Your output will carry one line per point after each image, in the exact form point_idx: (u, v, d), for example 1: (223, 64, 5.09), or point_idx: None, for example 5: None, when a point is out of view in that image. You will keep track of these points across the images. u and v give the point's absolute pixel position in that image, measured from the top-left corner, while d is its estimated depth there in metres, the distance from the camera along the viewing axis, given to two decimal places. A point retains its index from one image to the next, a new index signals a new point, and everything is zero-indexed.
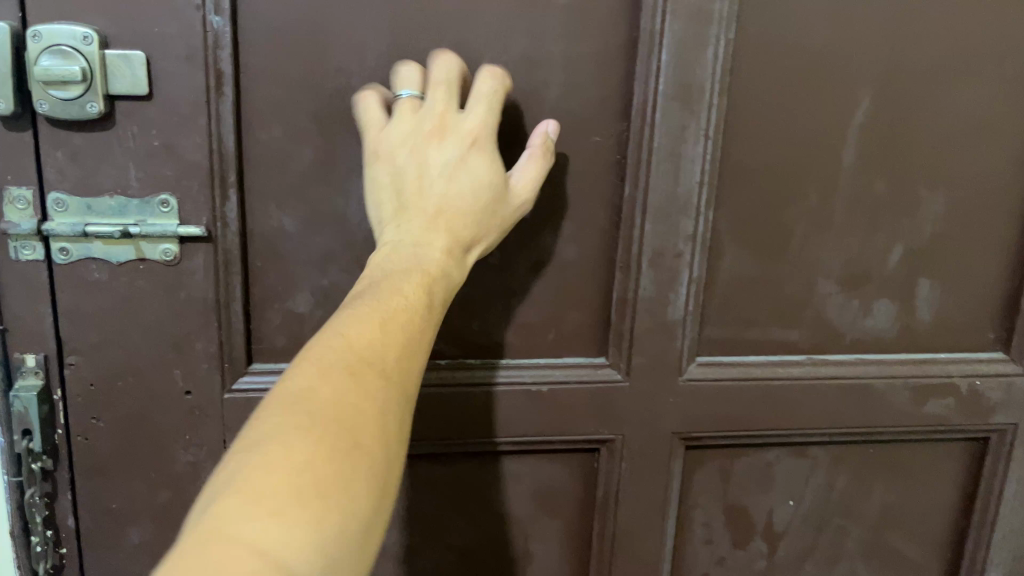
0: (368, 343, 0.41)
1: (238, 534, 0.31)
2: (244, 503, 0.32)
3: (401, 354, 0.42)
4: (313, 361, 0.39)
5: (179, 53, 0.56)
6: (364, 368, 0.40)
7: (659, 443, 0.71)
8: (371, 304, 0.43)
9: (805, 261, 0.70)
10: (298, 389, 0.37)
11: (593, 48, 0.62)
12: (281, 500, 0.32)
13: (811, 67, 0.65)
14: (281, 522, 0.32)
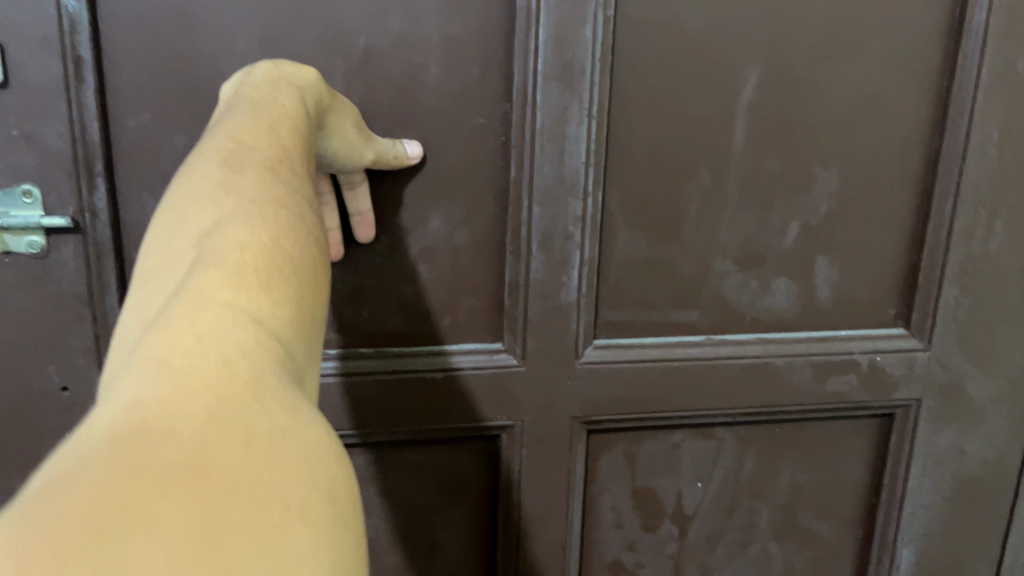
0: (267, 135, 0.35)
1: (230, 329, 0.24)
2: (190, 364, 0.22)
3: (280, 173, 0.33)
4: (215, 157, 0.32)
5: (33, 38, 0.55)
6: (276, 163, 0.33)
7: (560, 428, 0.70)
8: (246, 111, 0.37)
9: (698, 240, 0.69)
10: (212, 185, 0.30)
11: (470, 29, 0.62)
12: (253, 278, 0.26)
13: (694, 45, 0.64)
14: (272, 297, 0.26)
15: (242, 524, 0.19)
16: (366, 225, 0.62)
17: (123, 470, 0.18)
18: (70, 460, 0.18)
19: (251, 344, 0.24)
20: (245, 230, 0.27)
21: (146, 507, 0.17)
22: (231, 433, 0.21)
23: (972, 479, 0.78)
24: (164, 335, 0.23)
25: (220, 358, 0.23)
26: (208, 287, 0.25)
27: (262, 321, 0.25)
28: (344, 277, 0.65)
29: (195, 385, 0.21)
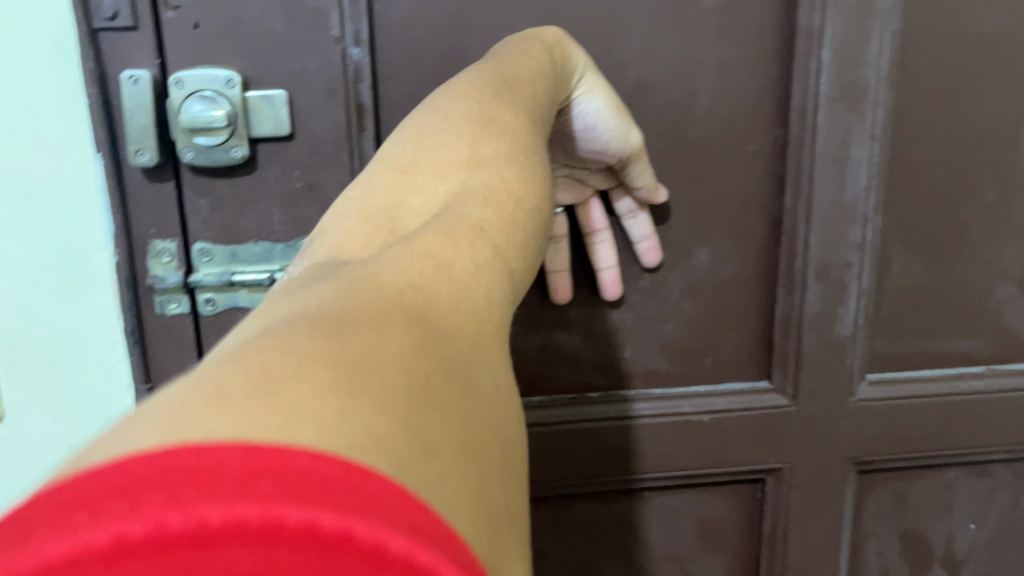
0: (511, 114, 0.38)
1: (458, 279, 0.27)
2: (428, 295, 0.25)
3: (531, 150, 0.37)
4: (462, 129, 0.36)
5: (319, 89, 0.54)
6: (513, 143, 0.36)
7: (830, 467, 0.66)
8: (489, 80, 0.40)
9: (982, 265, 0.64)
10: (454, 161, 0.34)
11: (745, 51, 0.58)
12: (475, 248, 0.29)
13: (983, 54, 0.59)
14: (487, 271, 0.29)
15: (464, 447, 0.20)
16: (654, 248, 0.61)
17: (395, 353, 0.20)
18: (352, 317, 0.21)
19: (485, 295, 0.28)
20: (485, 192, 0.33)
21: (408, 387, 0.19)
22: (463, 371, 0.23)
23: None
24: (424, 248, 0.27)
25: (460, 302, 0.26)
26: (458, 232, 0.29)
27: (496, 278, 0.29)
28: (608, 315, 0.63)
29: (435, 316, 0.24)
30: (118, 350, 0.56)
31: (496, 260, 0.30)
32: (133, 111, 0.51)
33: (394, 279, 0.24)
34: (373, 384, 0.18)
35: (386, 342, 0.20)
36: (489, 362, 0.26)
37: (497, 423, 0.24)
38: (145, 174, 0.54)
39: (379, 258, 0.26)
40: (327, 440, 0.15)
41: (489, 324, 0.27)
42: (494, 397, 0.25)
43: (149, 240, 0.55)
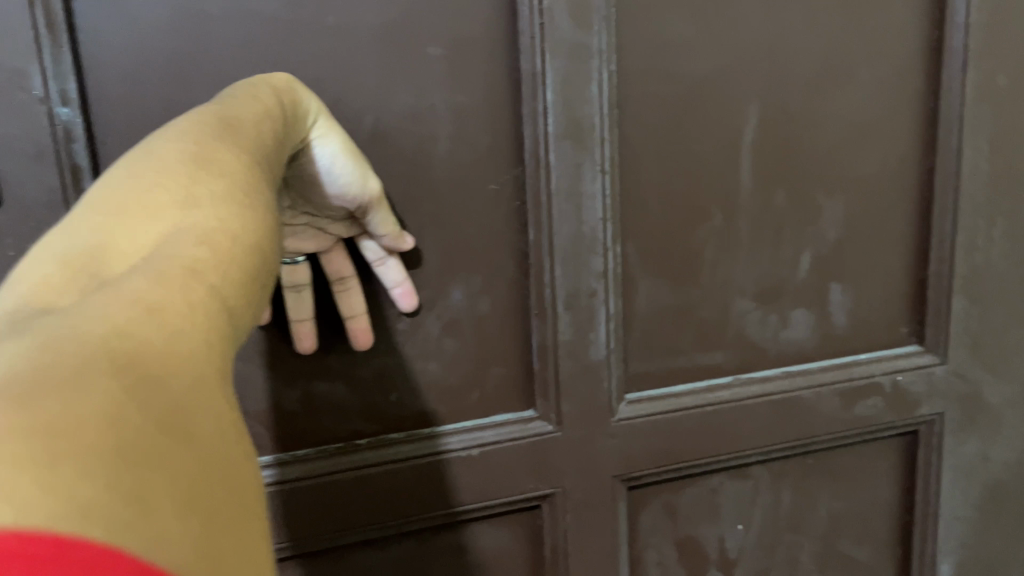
0: (238, 147, 0.34)
1: (182, 322, 0.23)
2: (150, 334, 0.22)
3: (259, 196, 0.31)
4: (189, 153, 0.31)
5: (27, 152, 0.51)
6: (245, 173, 0.32)
7: (601, 488, 0.69)
8: (207, 119, 0.36)
9: (718, 282, 0.69)
10: (180, 184, 0.29)
11: (477, 95, 0.60)
12: (210, 286, 0.25)
13: (694, 90, 0.64)
14: (222, 310, 0.25)
15: (196, 486, 0.20)
16: (408, 292, 0.61)
17: (115, 402, 0.19)
18: (61, 361, 0.19)
19: (212, 337, 0.24)
20: (211, 230, 0.27)
21: (131, 441, 0.19)
22: (193, 409, 0.21)
23: (1000, 484, 0.79)
24: (132, 293, 0.22)
25: (191, 340, 0.23)
26: (175, 268, 0.24)
27: (222, 325, 0.25)
28: (370, 360, 0.63)
29: (165, 357, 0.21)
30: None
31: (221, 307, 0.25)
32: None
33: (96, 325, 0.20)
34: (79, 449, 0.17)
35: (98, 397, 0.19)
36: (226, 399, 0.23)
37: (238, 437, 0.23)
38: None
39: (76, 308, 0.21)
40: (30, 517, 0.16)
41: (222, 364, 0.24)
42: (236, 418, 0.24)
43: None
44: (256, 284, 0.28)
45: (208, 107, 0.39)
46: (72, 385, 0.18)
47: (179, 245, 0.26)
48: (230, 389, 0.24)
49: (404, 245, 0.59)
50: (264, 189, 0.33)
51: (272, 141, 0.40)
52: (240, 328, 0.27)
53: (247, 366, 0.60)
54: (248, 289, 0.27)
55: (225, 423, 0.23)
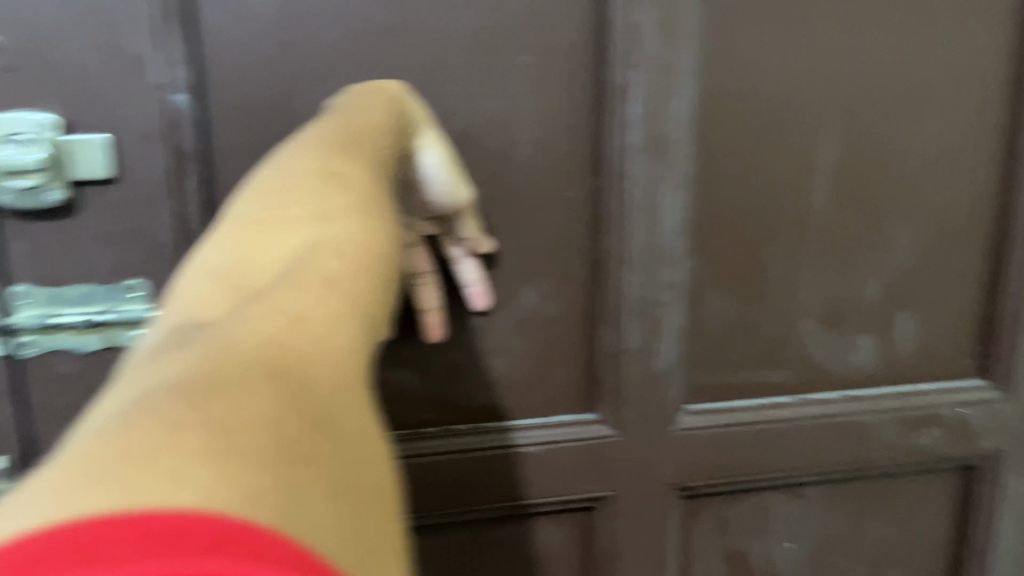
0: (360, 168, 0.36)
1: (329, 331, 0.24)
2: (302, 344, 0.23)
3: (383, 208, 0.34)
4: (322, 172, 0.33)
5: (142, 135, 0.55)
6: (371, 194, 0.34)
7: (653, 494, 0.71)
8: (335, 134, 0.40)
9: (784, 301, 0.70)
10: (319, 202, 0.31)
11: (561, 104, 0.62)
12: (349, 300, 0.26)
13: (774, 111, 0.65)
14: (359, 322, 0.26)
15: (349, 493, 0.20)
16: (480, 292, 0.64)
17: (280, 405, 0.19)
18: (233, 368, 0.20)
19: (355, 342, 0.25)
20: (353, 239, 0.30)
21: (296, 441, 0.19)
22: (338, 413, 0.22)
23: None
24: (285, 300, 0.24)
25: (338, 342, 0.24)
26: (325, 277, 0.26)
27: (362, 329, 0.27)
28: (440, 353, 0.66)
29: (314, 366, 0.23)
30: None
31: (366, 309, 0.27)
32: None
33: (257, 335, 0.22)
34: (256, 442, 0.18)
35: (266, 396, 0.19)
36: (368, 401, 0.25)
37: (376, 448, 0.24)
38: None
39: (238, 317, 0.23)
40: (220, 493, 0.16)
41: (363, 368, 0.25)
42: (373, 427, 0.24)
43: None
44: (388, 287, 0.31)
45: (328, 123, 0.42)
46: (243, 387, 0.19)
47: (326, 252, 0.28)
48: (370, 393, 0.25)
49: (484, 249, 0.62)
50: (385, 199, 0.36)
51: (387, 151, 0.44)
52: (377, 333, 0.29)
53: None
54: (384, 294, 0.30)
55: (367, 427, 0.24)
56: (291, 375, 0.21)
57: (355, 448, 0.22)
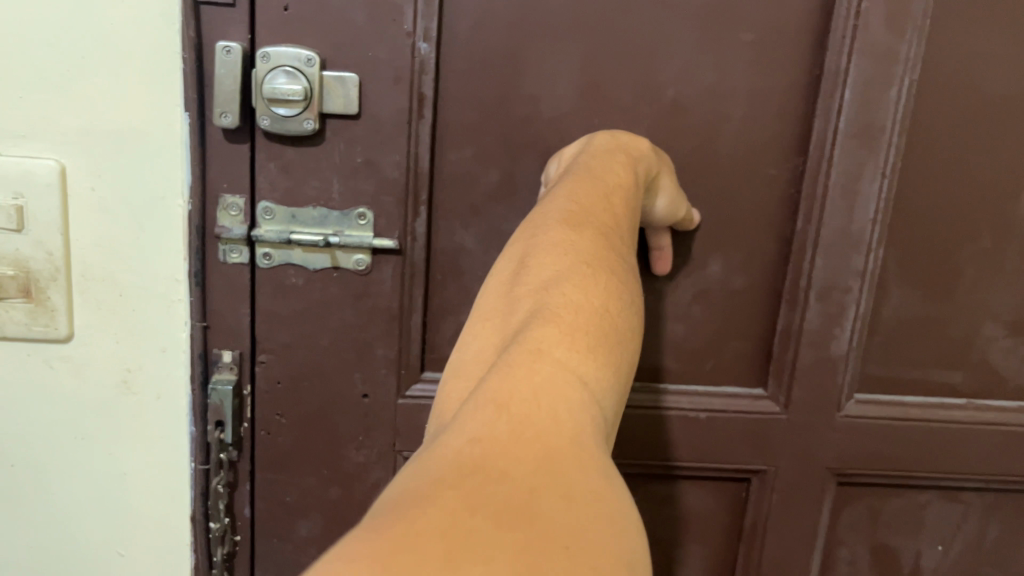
0: (580, 223, 0.40)
1: (521, 415, 0.28)
2: (495, 439, 0.27)
3: (609, 270, 0.38)
4: (537, 250, 0.38)
5: (388, 76, 0.60)
6: (590, 253, 0.38)
7: (812, 476, 0.72)
8: (570, 192, 0.44)
9: (973, 304, 0.69)
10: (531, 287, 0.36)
11: (775, 84, 0.64)
12: (542, 377, 0.30)
13: (993, 110, 0.64)
14: (555, 394, 0.30)
15: (535, 551, 0.23)
16: (665, 258, 0.65)
17: (457, 505, 0.24)
18: (424, 489, 0.25)
19: (557, 417, 0.29)
20: (559, 311, 0.34)
21: (466, 531, 0.23)
22: (530, 487, 0.26)
23: None
24: (486, 398, 0.29)
25: (537, 426, 0.28)
26: (524, 359, 0.31)
27: (565, 395, 0.30)
28: None
29: (508, 453, 0.27)
30: (181, 290, 0.63)
31: (567, 377, 0.31)
32: (223, 77, 0.58)
33: (453, 448, 0.27)
34: (426, 544, 0.22)
35: (443, 501, 0.24)
36: (578, 465, 0.28)
37: (595, 514, 0.26)
38: (224, 134, 0.60)
39: (449, 429, 0.29)
40: None
41: (572, 444, 0.28)
42: (591, 495, 0.27)
43: (221, 194, 0.62)
44: (608, 345, 0.34)
45: (574, 182, 0.46)
46: (423, 503, 0.24)
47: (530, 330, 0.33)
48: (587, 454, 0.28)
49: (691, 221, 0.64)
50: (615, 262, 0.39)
51: (626, 199, 0.46)
52: (602, 393, 0.32)
53: None
54: (599, 351, 0.33)
55: (573, 495, 0.26)
56: (484, 478, 0.25)
57: (554, 520, 0.25)
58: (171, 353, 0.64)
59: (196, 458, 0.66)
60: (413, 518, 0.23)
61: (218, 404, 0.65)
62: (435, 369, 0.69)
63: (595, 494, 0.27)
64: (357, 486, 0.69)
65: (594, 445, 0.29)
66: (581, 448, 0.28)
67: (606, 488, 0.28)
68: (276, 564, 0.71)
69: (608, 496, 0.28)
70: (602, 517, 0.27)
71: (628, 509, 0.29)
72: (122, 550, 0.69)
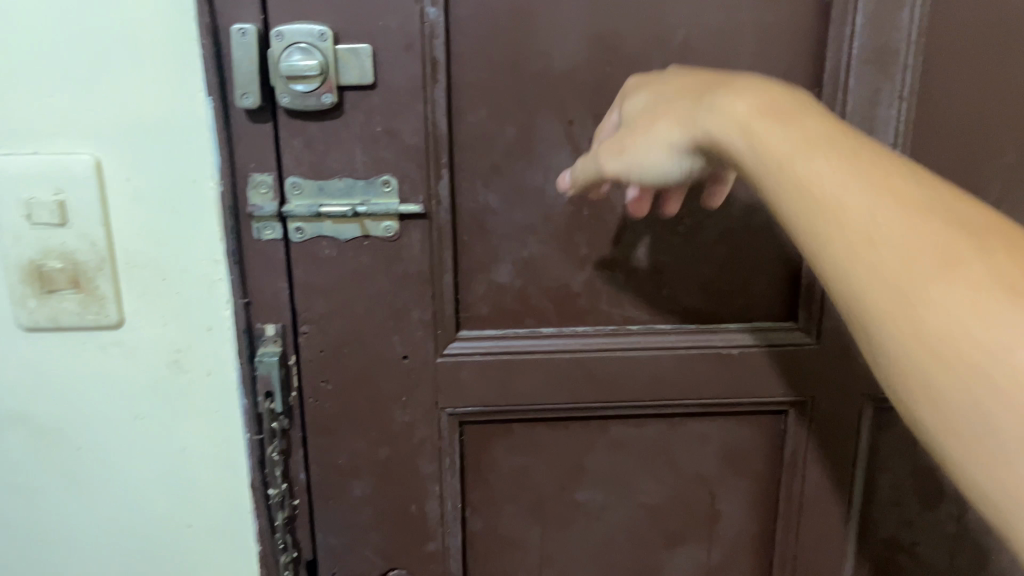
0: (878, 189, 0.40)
1: (927, 301, 0.37)
2: (905, 271, 0.38)
3: (877, 248, 0.39)
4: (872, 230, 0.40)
5: (400, 44, 0.62)
6: (894, 264, 0.39)
7: (848, 402, 0.73)
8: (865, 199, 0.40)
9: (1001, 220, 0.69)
10: (874, 235, 0.39)
11: (784, 16, 0.64)
12: (926, 270, 0.38)
13: (1010, 22, 0.64)
14: (942, 280, 0.37)
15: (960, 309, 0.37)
16: None
17: (942, 292, 0.37)
18: (938, 331, 0.37)
19: (934, 280, 0.37)
20: (867, 246, 0.40)
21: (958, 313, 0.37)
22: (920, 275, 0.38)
23: None
24: (895, 246, 0.39)
25: (919, 376, 0.38)
26: (949, 369, 0.36)
27: (911, 274, 0.38)
28: (648, 256, 0.69)
29: (925, 278, 0.38)
30: (220, 269, 0.65)
31: (878, 180, 0.41)
32: (241, 59, 0.60)
33: (895, 264, 0.39)
34: (965, 354, 0.36)
35: (944, 303, 0.37)
36: (801, 175, 0.42)
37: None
38: (246, 115, 0.62)
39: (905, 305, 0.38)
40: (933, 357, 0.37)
41: (895, 288, 0.39)
42: (913, 267, 0.38)
43: (249, 173, 0.64)
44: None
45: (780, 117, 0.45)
46: (926, 303, 0.38)
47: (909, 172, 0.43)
48: (690, 124, 0.49)
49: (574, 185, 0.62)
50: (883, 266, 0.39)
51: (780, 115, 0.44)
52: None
53: (545, 249, 0.68)
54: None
55: (785, 121, 0.44)
56: (915, 290, 0.38)
57: (937, 297, 0.37)
58: (217, 331, 0.67)
59: (249, 430, 0.69)
60: (975, 362, 0.36)
61: (267, 374, 0.67)
62: (471, 328, 0.71)
63: (992, 277, 0.36)
64: (405, 445, 0.72)
65: (998, 469, 0.35)
66: (912, 285, 0.38)
67: (1002, 391, 0.35)
68: (335, 525, 0.74)
69: (955, 318, 0.36)
70: (954, 216, 0.39)
71: (941, 287, 0.37)
72: (190, 521, 0.72)
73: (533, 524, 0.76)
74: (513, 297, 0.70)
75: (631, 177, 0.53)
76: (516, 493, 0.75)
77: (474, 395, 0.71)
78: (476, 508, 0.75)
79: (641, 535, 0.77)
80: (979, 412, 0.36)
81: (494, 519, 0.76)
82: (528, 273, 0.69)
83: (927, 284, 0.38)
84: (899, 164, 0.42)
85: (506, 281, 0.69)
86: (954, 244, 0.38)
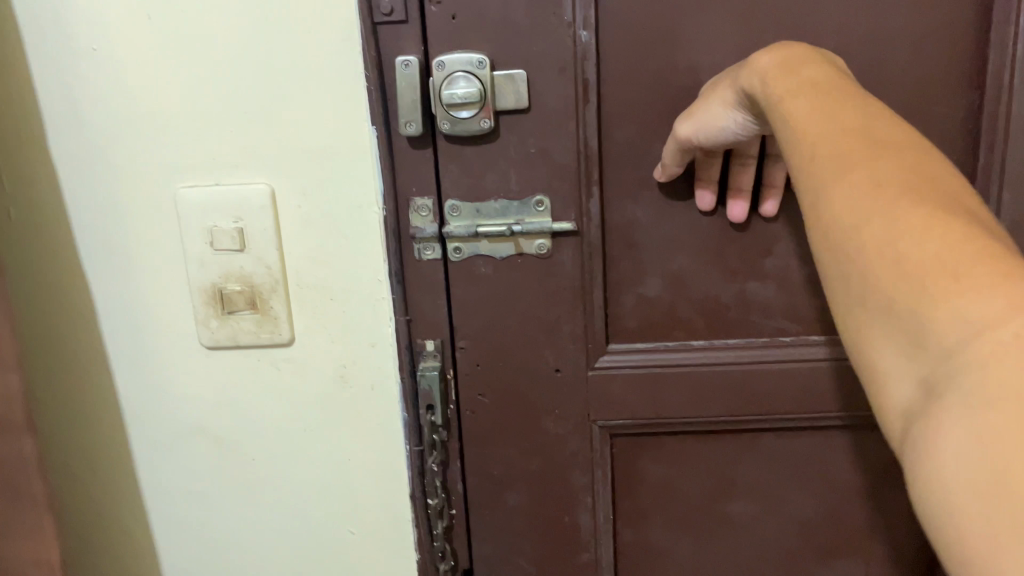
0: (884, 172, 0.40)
1: (901, 266, 0.37)
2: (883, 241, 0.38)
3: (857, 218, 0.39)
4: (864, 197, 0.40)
5: (554, 68, 0.64)
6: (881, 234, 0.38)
7: None
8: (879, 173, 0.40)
9: None
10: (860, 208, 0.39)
11: (942, 20, 0.62)
12: (904, 238, 0.37)
13: None
14: (920, 247, 0.36)
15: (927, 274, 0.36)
16: None
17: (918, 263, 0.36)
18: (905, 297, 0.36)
19: (920, 247, 0.36)
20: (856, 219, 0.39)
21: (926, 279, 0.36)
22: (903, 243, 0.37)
23: None
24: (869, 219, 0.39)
25: (849, 301, 0.40)
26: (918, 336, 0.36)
27: (885, 241, 0.38)
28: (801, 268, 0.69)
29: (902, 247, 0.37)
30: (383, 288, 0.69)
31: (893, 160, 0.41)
32: (404, 90, 0.64)
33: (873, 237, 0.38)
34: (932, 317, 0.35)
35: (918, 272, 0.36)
36: (781, 110, 0.48)
37: (947, 207, 0.38)
38: (409, 142, 0.66)
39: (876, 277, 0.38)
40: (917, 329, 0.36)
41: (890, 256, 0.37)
42: (887, 241, 0.38)
43: (411, 198, 0.67)
44: (987, 368, 0.32)
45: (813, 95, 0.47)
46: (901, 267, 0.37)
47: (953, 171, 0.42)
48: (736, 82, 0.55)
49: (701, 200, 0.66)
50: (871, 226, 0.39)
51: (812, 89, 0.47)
52: (993, 314, 0.33)
53: (694, 262, 0.69)
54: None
55: (792, 73, 0.49)
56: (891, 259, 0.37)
57: (913, 264, 0.36)
58: (380, 346, 0.70)
59: (410, 441, 0.72)
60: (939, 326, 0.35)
61: (429, 389, 0.70)
62: (621, 342, 0.72)
63: (884, 186, 0.39)
64: (557, 456, 0.74)
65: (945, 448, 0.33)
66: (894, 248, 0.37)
67: (961, 361, 0.33)
68: (489, 534, 0.76)
69: (877, 233, 0.38)
70: (892, 145, 0.42)
71: (914, 256, 0.36)
72: (353, 528, 0.76)
73: (683, 536, 0.77)
74: (662, 310, 0.71)
75: (697, 139, 0.59)
76: (666, 504, 0.76)
77: (625, 407, 0.72)
78: (625, 518, 0.76)
79: (793, 549, 0.76)
80: (855, 286, 0.39)
81: (644, 529, 0.77)
82: (678, 286, 0.70)
83: (906, 251, 0.37)
84: (866, 107, 0.45)
85: (655, 295, 0.70)
86: (940, 223, 0.37)
